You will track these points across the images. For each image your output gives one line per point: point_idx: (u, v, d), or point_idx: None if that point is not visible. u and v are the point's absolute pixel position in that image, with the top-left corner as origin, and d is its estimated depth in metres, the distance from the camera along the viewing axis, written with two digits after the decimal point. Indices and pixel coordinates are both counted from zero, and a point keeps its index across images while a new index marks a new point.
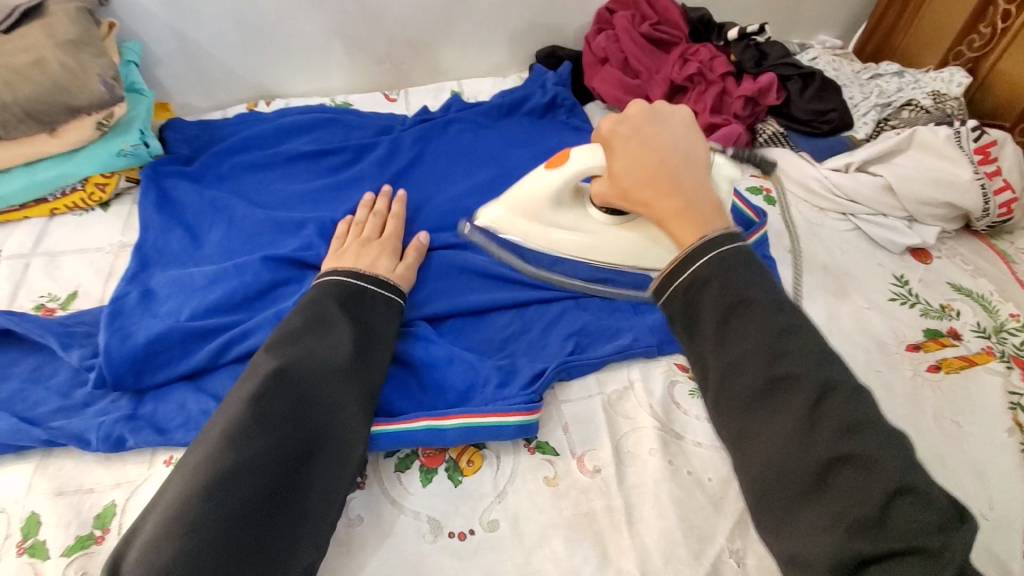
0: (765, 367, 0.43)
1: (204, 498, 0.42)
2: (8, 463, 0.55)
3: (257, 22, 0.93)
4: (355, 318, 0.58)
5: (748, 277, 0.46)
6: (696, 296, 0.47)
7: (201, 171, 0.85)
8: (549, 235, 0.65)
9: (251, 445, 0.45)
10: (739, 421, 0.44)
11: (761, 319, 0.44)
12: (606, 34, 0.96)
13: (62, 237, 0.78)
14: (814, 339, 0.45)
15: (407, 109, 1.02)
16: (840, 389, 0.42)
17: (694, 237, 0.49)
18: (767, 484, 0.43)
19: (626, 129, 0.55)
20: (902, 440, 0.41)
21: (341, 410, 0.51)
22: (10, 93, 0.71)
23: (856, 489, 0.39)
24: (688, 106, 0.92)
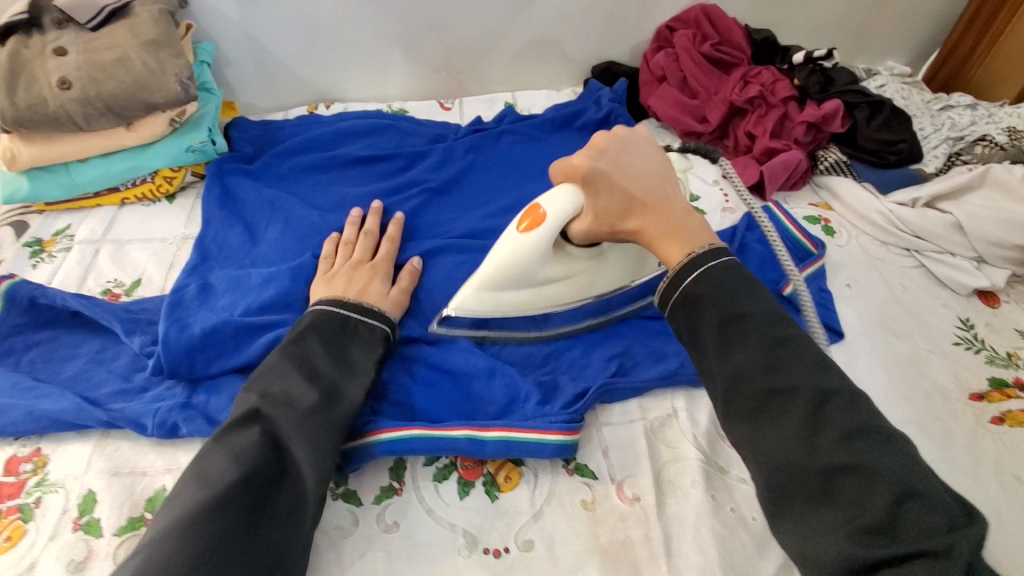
0: (763, 379, 0.43)
1: (179, 538, 0.42)
2: (69, 440, 0.58)
3: (324, 28, 0.96)
4: (336, 351, 0.58)
5: (743, 291, 0.47)
6: (693, 310, 0.48)
7: (262, 170, 0.88)
8: (540, 292, 0.62)
9: (225, 477, 0.46)
10: (743, 430, 0.44)
11: (759, 332, 0.45)
12: (665, 52, 0.95)
13: (130, 226, 0.82)
14: (813, 348, 0.45)
15: (461, 118, 1.03)
16: (838, 397, 0.42)
17: (681, 254, 0.50)
18: (774, 490, 0.43)
19: (604, 165, 0.54)
20: (903, 442, 0.41)
21: (319, 438, 0.51)
22: (94, 88, 0.75)
23: (859, 493, 0.39)
24: (746, 129, 0.91)
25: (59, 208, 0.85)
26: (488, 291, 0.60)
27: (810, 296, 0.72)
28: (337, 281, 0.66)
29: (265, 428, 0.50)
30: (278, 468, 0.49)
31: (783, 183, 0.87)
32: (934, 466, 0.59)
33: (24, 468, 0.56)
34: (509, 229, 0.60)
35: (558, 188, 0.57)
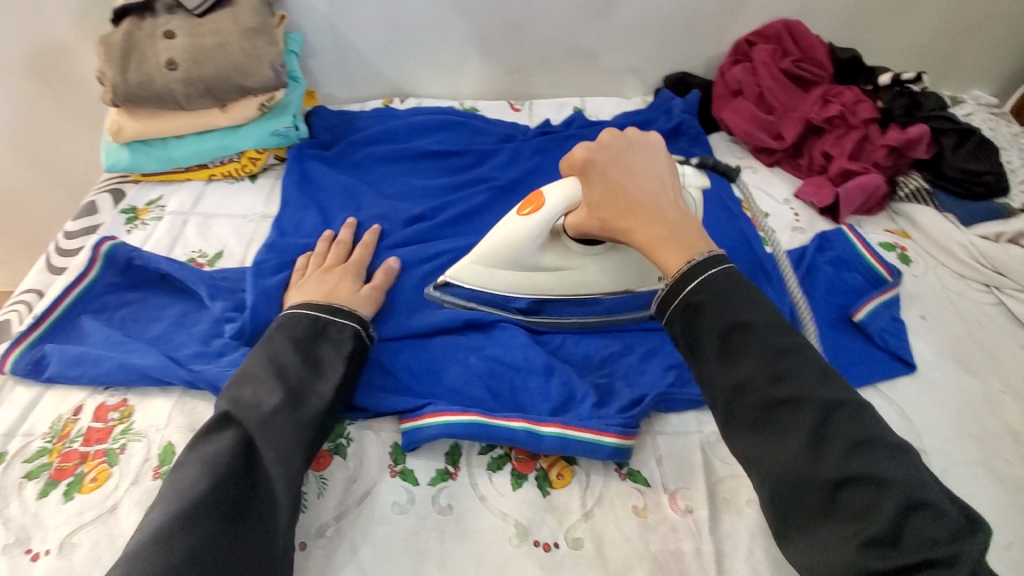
0: (768, 389, 0.46)
1: (156, 546, 0.42)
2: (154, 394, 0.62)
3: (406, 25, 0.99)
4: (305, 350, 0.58)
5: (744, 302, 0.49)
6: (694, 319, 0.50)
7: (339, 157, 0.92)
8: (531, 279, 0.65)
9: (197, 484, 0.46)
10: (747, 441, 0.46)
11: (763, 343, 0.47)
12: (743, 66, 0.94)
13: (215, 202, 0.88)
14: (817, 359, 0.47)
15: (530, 119, 1.04)
16: (844, 409, 0.45)
17: (682, 261, 0.51)
18: (779, 502, 0.44)
19: (603, 158, 0.57)
20: (907, 453, 0.43)
21: (288, 440, 0.51)
22: (196, 70, 0.80)
23: (867, 505, 0.42)
24: (823, 148, 0.88)
25: (152, 179, 0.91)
26: (481, 264, 0.64)
27: (881, 325, 0.69)
28: (308, 286, 0.66)
29: (238, 432, 0.50)
30: (249, 473, 0.49)
31: (858, 207, 0.85)
32: (1004, 512, 0.56)
33: (112, 416, 0.60)
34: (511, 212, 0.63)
35: (563, 181, 0.61)
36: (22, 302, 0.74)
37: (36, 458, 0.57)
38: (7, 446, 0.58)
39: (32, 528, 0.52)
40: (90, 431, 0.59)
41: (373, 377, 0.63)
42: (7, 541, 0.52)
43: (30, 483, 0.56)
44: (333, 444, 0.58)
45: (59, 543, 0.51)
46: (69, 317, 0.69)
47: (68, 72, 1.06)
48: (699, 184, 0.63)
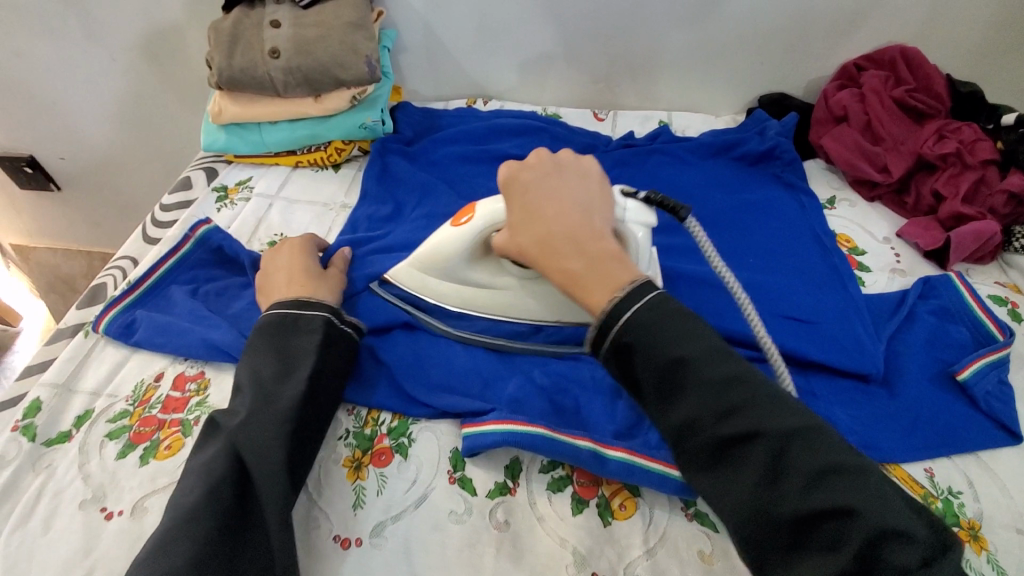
0: (714, 426, 0.45)
1: (155, 556, 0.43)
2: (230, 371, 0.64)
3: (499, 28, 0.99)
4: (277, 345, 0.57)
5: (678, 337, 0.47)
6: (629, 360, 0.49)
7: (421, 155, 0.93)
8: (460, 290, 0.65)
9: (192, 491, 0.47)
10: (705, 479, 0.47)
11: (705, 379, 0.46)
12: (851, 90, 0.89)
13: (300, 188, 0.90)
14: (765, 384, 0.46)
15: (612, 130, 1.01)
16: (799, 437, 0.43)
17: (606, 299, 0.50)
18: (747, 541, 0.44)
19: (526, 176, 0.55)
20: (869, 473, 0.42)
21: (270, 441, 0.49)
22: (297, 60, 0.83)
23: (834, 541, 0.40)
24: (933, 187, 0.82)
25: (244, 161, 0.95)
26: (417, 270, 0.64)
27: (989, 387, 0.62)
28: (271, 282, 0.66)
29: (224, 435, 0.50)
30: (240, 484, 0.48)
31: (969, 254, 0.77)
32: None
33: (189, 387, 0.63)
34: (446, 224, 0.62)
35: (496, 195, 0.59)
36: (118, 268, 0.78)
37: (118, 419, 0.60)
38: (94, 404, 0.62)
39: (109, 487, 0.55)
40: (168, 399, 0.61)
41: (440, 377, 0.62)
42: (86, 495, 0.54)
43: (110, 443, 0.58)
44: (395, 442, 0.58)
45: (132, 505, 0.53)
46: (158, 288, 0.72)
47: (176, 53, 1.13)
48: (645, 223, 0.56)
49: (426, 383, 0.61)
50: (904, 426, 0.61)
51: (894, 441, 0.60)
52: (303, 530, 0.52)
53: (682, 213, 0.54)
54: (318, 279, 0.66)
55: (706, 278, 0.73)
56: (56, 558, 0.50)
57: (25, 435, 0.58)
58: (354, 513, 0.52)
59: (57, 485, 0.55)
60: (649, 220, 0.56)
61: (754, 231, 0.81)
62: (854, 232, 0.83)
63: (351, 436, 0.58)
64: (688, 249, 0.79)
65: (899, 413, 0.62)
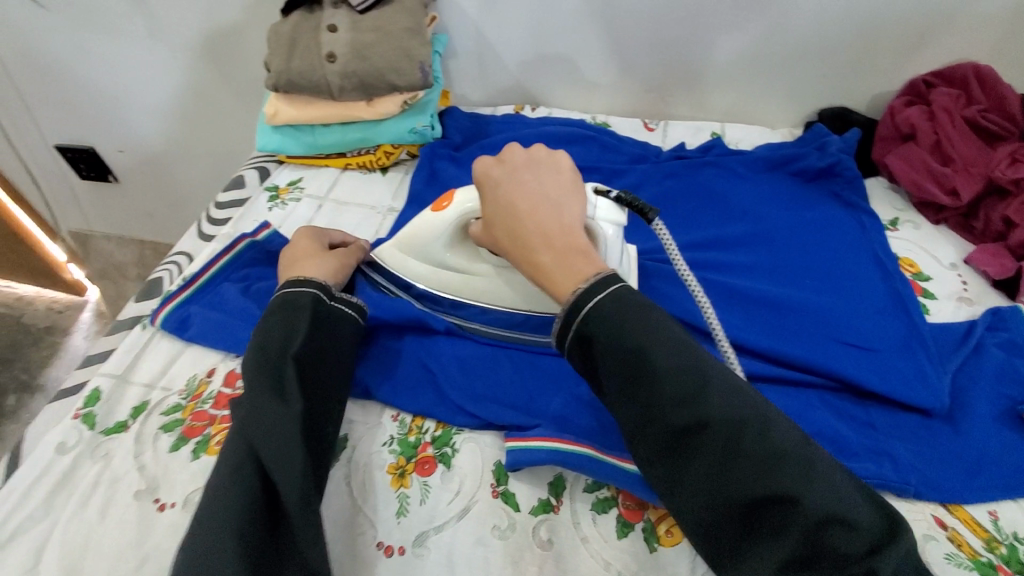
0: (671, 417, 0.43)
1: (185, 553, 0.43)
2: None
3: (551, 34, 0.98)
4: (268, 323, 0.56)
5: (638, 325, 0.45)
6: (590, 350, 0.46)
7: (468, 160, 0.93)
8: (436, 274, 0.69)
9: (211, 485, 0.46)
10: (660, 471, 0.44)
11: (660, 370, 0.43)
12: (919, 108, 0.85)
13: (349, 189, 0.92)
14: (722, 372, 0.44)
15: (663, 141, 0.99)
16: (753, 427, 0.41)
17: (570, 290, 0.48)
18: (696, 530, 0.43)
19: (497, 173, 0.55)
20: (818, 458, 0.41)
21: (278, 430, 0.48)
22: (353, 64, 0.84)
23: (781, 525, 0.40)
24: (1003, 213, 0.77)
25: (295, 162, 0.96)
26: (399, 250, 0.69)
27: None
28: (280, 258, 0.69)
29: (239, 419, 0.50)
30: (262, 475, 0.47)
31: None
32: None
33: (240, 384, 0.64)
34: (427, 210, 0.66)
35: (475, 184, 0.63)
36: (174, 263, 0.80)
37: (172, 413, 0.61)
38: (149, 396, 0.63)
39: (161, 479, 0.56)
40: (220, 395, 0.63)
41: (484, 387, 0.61)
42: (139, 486, 0.56)
43: (164, 435, 0.60)
44: (438, 451, 0.57)
45: (183, 497, 0.54)
46: (212, 284, 0.74)
47: (235, 54, 1.16)
48: (615, 222, 0.57)
49: (470, 392, 0.61)
50: (971, 466, 0.57)
51: (959, 481, 0.56)
52: (347, 536, 0.52)
53: (650, 216, 0.54)
54: (325, 253, 0.67)
55: (759, 296, 0.71)
56: (109, 546, 0.52)
57: (85, 423, 0.61)
58: (397, 521, 0.52)
59: (112, 474, 0.57)
60: (618, 218, 0.57)
61: (810, 251, 0.78)
62: (918, 256, 0.79)
63: (396, 442, 0.58)
64: (741, 266, 0.76)
65: (965, 452, 0.58)
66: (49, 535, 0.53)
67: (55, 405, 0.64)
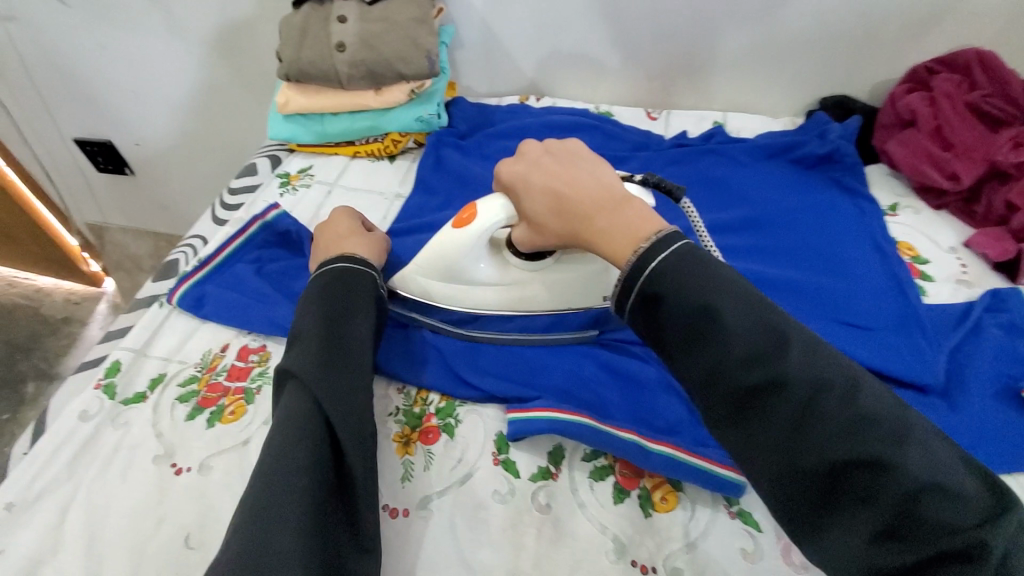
0: (744, 377, 0.42)
1: (258, 507, 0.42)
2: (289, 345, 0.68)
3: (555, 24, 1.00)
4: (330, 296, 0.58)
5: (705, 285, 0.44)
6: (655, 311, 0.46)
7: (473, 148, 0.95)
8: (469, 292, 0.66)
9: (281, 440, 0.46)
10: (732, 432, 0.44)
11: (731, 327, 0.43)
12: (920, 94, 0.85)
13: (357, 177, 0.94)
14: (798, 333, 0.43)
15: (665, 130, 1.01)
16: (833, 388, 0.41)
17: (629, 251, 0.48)
18: (778, 493, 0.42)
19: (522, 168, 0.57)
20: (908, 421, 0.40)
21: (353, 395, 0.52)
22: (361, 54, 0.86)
23: (867, 489, 0.39)
24: (1006, 196, 0.78)
25: (306, 150, 0.99)
26: (423, 273, 0.65)
27: None
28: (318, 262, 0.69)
29: (296, 383, 0.50)
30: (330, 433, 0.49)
31: None
32: None
33: (252, 358, 0.66)
34: (448, 226, 0.63)
35: (493, 194, 0.60)
36: (190, 246, 0.83)
37: (188, 384, 0.64)
38: (166, 368, 0.66)
39: (178, 445, 0.59)
40: (233, 368, 0.65)
41: (486, 363, 0.63)
42: (158, 452, 0.58)
43: (180, 405, 0.62)
44: (442, 422, 0.60)
45: (199, 463, 0.57)
46: (226, 266, 0.76)
47: (247, 47, 1.19)
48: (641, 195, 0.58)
49: (475, 367, 0.63)
50: (963, 441, 0.59)
51: None
52: None
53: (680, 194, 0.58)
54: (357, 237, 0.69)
55: (756, 279, 0.72)
56: (131, 506, 0.55)
57: (106, 393, 0.63)
58: (402, 485, 0.55)
59: (132, 441, 0.59)
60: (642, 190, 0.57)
61: (809, 235, 0.79)
62: (917, 240, 0.80)
63: (401, 414, 0.61)
64: (739, 250, 0.78)
65: (959, 427, 0.59)
66: (74, 496, 0.56)
67: (77, 377, 0.67)
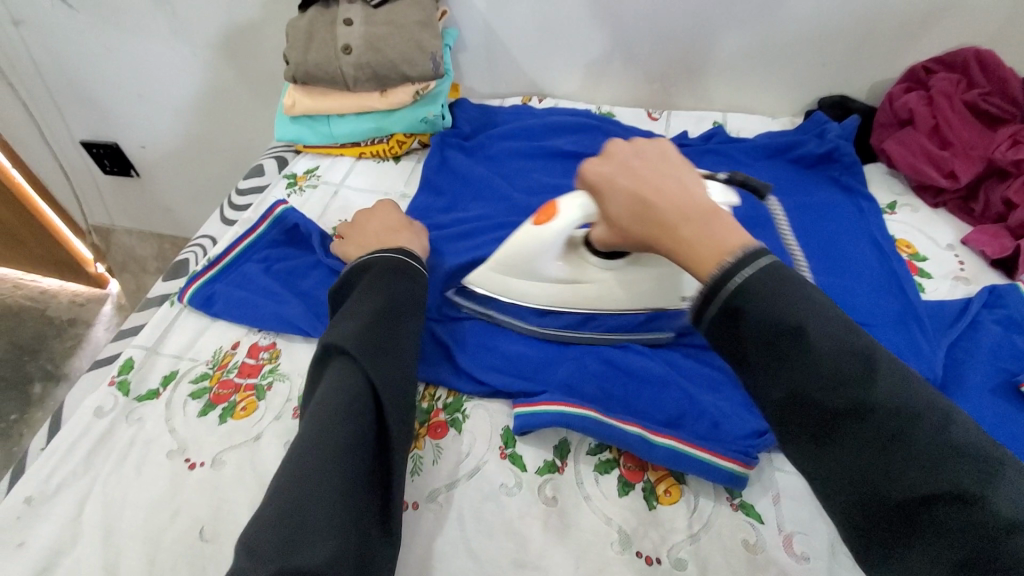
0: (830, 399, 0.39)
1: (304, 480, 0.43)
2: (298, 342, 0.69)
3: (557, 27, 1.01)
4: (384, 287, 0.60)
5: (795, 300, 0.41)
6: (736, 326, 0.42)
7: (477, 149, 0.96)
8: (541, 289, 0.67)
9: (330, 411, 0.47)
10: (810, 455, 0.41)
11: (819, 350, 0.39)
12: (918, 93, 0.86)
13: (363, 177, 0.95)
14: (888, 358, 0.40)
15: (666, 130, 1.02)
16: (923, 417, 0.38)
17: (714, 264, 0.43)
18: (853, 520, 0.39)
19: (609, 169, 0.53)
20: (1001, 459, 0.37)
21: (399, 380, 0.54)
22: (367, 57, 0.88)
23: (953, 525, 0.35)
24: (1004, 194, 0.79)
25: (312, 151, 1.00)
26: (495, 270, 0.67)
27: None
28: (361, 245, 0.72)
29: (343, 361, 0.51)
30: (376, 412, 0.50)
31: None
32: None
33: (262, 356, 0.68)
34: (527, 223, 0.63)
35: (576, 192, 0.60)
36: (199, 246, 0.84)
37: (199, 381, 0.65)
38: (178, 366, 0.67)
39: (191, 440, 0.60)
40: (244, 365, 0.67)
41: (492, 359, 0.65)
42: (172, 447, 0.59)
43: (193, 401, 0.63)
44: (450, 417, 0.61)
45: (212, 457, 0.58)
46: (235, 265, 0.78)
47: (252, 50, 1.20)
48: (727, 201, 0.55)
49: (482, 363, 0.64)
50: None
51: None
52: None
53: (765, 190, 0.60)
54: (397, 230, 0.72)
55: None
56: (146, 499, 0.56)
57: (120, 390, 0.65)
58: (411, 479, 0.56)
59: (146, 436, 0.61)
60: (730, 197, 0.55)
61: (808, 233, 0.80)
62: (914, 238, 0.81)
63: None
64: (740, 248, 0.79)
65: None
66: (91, 490, 0.57)
67: (91, 374, 0.68)
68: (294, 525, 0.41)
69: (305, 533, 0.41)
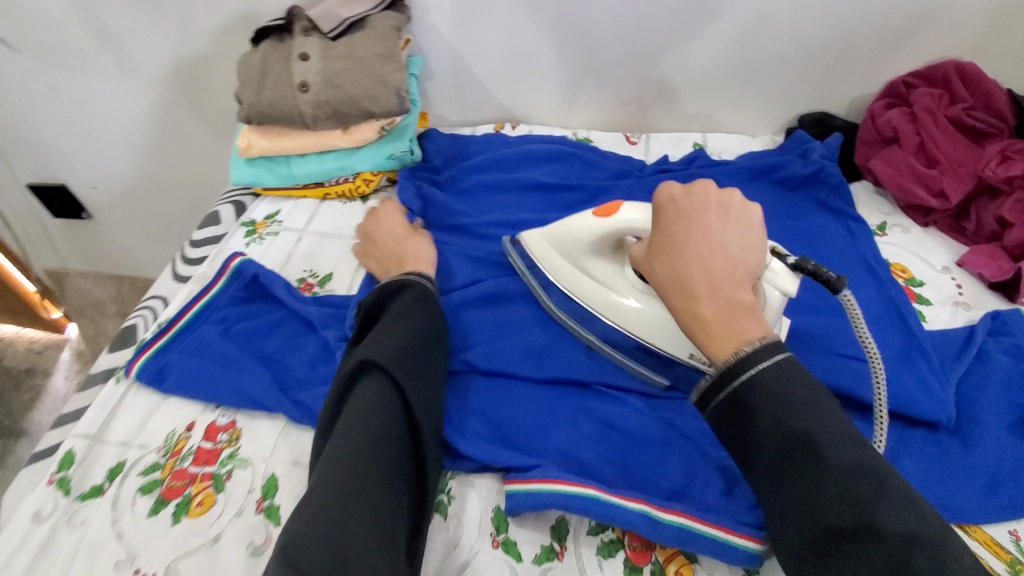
0: (827, 514, 0.39)
1: (346, 492, 0.45)
2: (261, 418, 0.62)
3: (528, 52, 0.97)
4: (424, 310, 0.62)
5: (803, 405, 0.42)
6: (742, 419, 0.43)
7: (448, 184, 0.90)
8: (575, 276, 0.67)
9: (372, 423, 0.49)
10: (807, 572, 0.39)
11: (829, 458, 0.39)
12: (900, 110, 0.84)
13: (329, 219, 0.89)
14: (898, 483, 0.39)
15: (646, 154, 0.98)
16: (924, 551, 0.36)
17: (729, 350, 0.45)
18: None
19: (680, 203, 0.51)
20: None
21: (432, 395, 0.55)
22: (326, 94, 0.82)
23: None
24: (997, 213, 0.77)
25: (272, 194, 0.94)
26: (546, 241, 0.69)
27: None
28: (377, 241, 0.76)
29: (378, 377, 0.52)
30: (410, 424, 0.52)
31: None
32: None
33: (221, 438, 0.61)
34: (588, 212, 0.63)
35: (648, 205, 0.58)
36: (149, 308, 0.77)
37: (150, 472, 0.58)
38: (125, 455, 0.60)
39: (141, 546, 0.53)
40: (200, 450, 0.60)
41: (479, 427, 0.59)
42: (119, 556, 0.52)
43: (143, 497, 0.56)
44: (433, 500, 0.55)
45: (165, 567, 0.51)
46: (189, 328, 0.71)
47: (205, 85, 1.13)
48: (785, 288, 0.50)
49: (468, 432, 0.58)
50: (983, 483, 0.56)
51: (971, 500, 0.55)
52: None
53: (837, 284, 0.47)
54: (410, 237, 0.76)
55: None
56: None
57: (60, 489, 0.57)
58: None
59: (90, 542, 0.54)
60: (791, 286, 0.50)
61: None
62: (909, 261, 0.78)
63: None
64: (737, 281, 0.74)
65: (977, 467, 0.57)
66: None
67: (28, 468, 0.61)
68: (326, 528, 0.42)
69: (332, 541, 0.42)
